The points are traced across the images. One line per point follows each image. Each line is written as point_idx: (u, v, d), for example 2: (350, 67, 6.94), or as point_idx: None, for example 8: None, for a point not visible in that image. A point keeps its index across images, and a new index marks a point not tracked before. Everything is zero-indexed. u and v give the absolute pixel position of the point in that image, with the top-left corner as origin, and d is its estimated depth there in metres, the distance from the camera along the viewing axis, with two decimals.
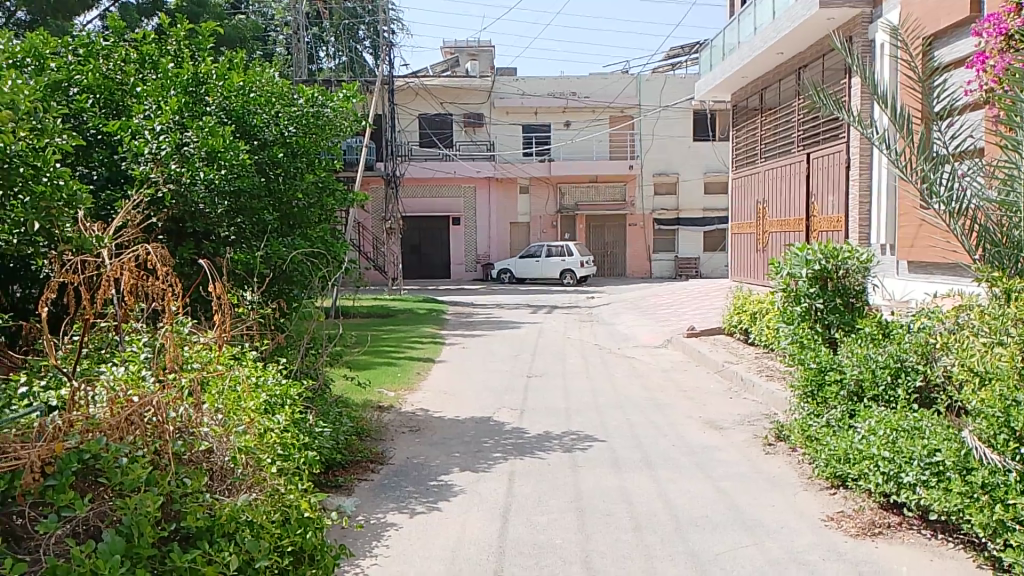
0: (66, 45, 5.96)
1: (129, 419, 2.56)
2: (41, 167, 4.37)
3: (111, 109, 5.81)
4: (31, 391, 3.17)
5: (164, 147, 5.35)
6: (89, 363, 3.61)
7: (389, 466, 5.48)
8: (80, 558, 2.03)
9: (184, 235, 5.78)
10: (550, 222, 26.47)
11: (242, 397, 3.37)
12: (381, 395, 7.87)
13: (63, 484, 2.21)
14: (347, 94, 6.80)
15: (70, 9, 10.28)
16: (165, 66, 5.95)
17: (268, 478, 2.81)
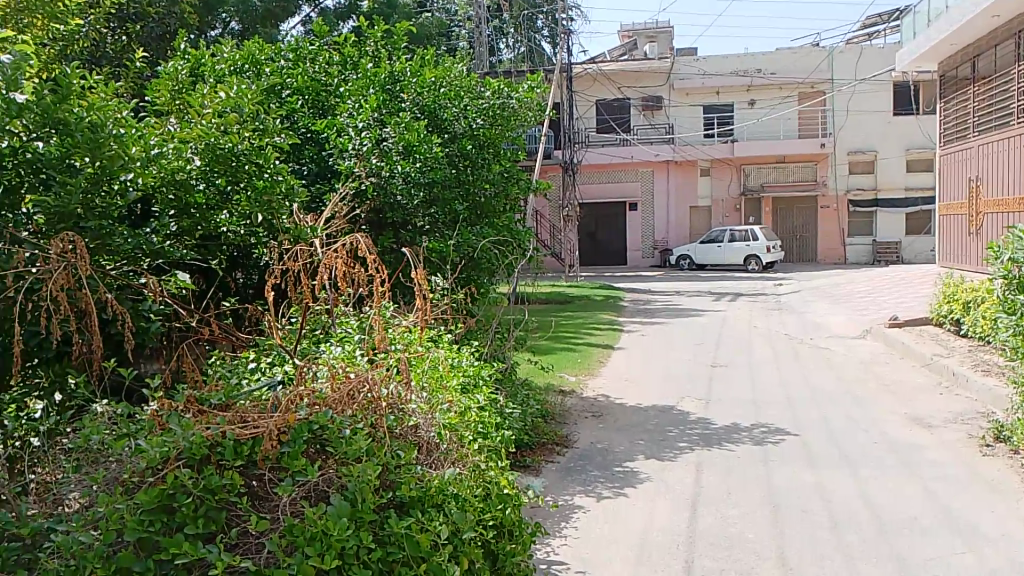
0: (278, 51, 6.50)
1: (349, 394, 2.80)
2: (263, 164, 4.80)
3: (318, 109, 6.27)
4: (260, 367, 3.52)
5: (365, 143, 5.71)
6: (308, 344, 3.95)
7: (573, 450, 5.57)
8: (313, 519, 2.25)
9: (383, 226, 6.11)
10: (733, 206, 25.54)
11: (443, 376, 3.56)
12: (563, 380, 8.00)
13: (296, 451, 2.45)
14: (532, 85, 6.94)
15: (277, 18, 11.20)
16: (365, 66, 6.34)
17: (470, 454, 2.96)
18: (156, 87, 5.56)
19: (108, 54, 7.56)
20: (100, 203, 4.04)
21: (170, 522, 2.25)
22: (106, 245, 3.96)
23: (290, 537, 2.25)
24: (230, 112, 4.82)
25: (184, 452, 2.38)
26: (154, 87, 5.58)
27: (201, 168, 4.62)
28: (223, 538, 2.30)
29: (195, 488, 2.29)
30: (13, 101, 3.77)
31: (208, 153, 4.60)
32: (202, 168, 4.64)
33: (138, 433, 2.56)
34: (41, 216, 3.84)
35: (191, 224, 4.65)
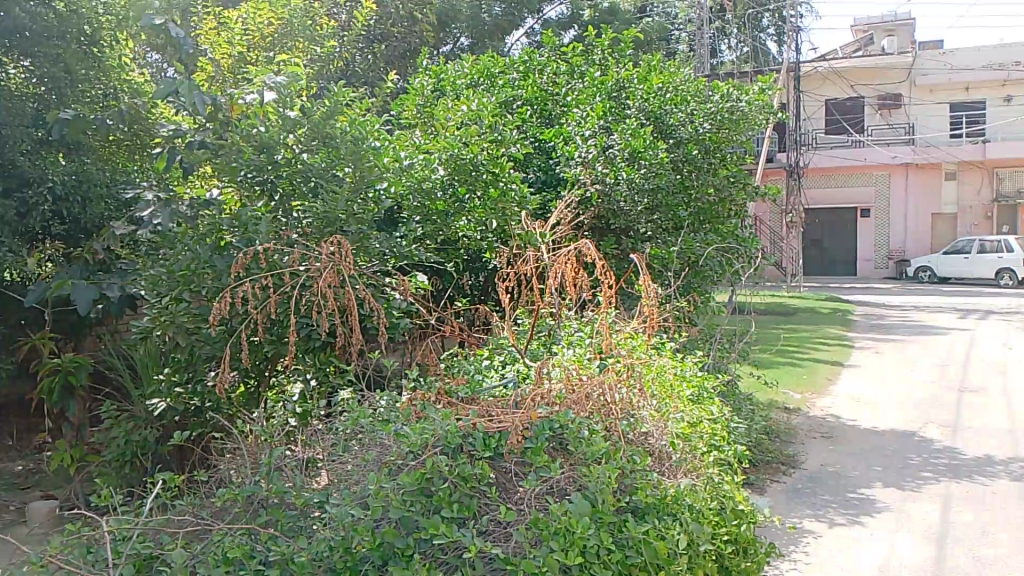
0: (510, 62, 6.72)
1: (587, 394, 2.87)
2: (498, 173, 4.94)
3: (546, 119, 6.42)
4: (493, 364, 3.66)
5: (591, 151, 5.79)
6: (538, 345, 4.03)
7: (803, 471, 5.29)
8: (557, 515, 2.36)
9: (606, 232, 6.07)
10: (983, 213, 23.22)
11: (674, 384, 3.53)
12: (787, 397, 7.64)
13: (539, 447, 2.59)
14: (763, 87, 6.74)
15: (503, 31, 11.60)
16: (592, 75, 6.41)
17: (703, 466, 2.96)
18: (403, 103, 6.01)
19: (357, 73, 8.24)
20: (361, 208, 4.43)
21: (428, 505, 2.43)
22: (364, 248, 4.23)
23: (536, 529, 2.37)
24: (472, 123, 5.20)
25: (441, 440, 2.59)
26: (402, 102, 6.03)
27: (445, 177, 4.94)
28: (475, 523, 2.45)
29: (449, 474, 2.47)
30: (291, 119, 4.42)
31: (452, 163, 4.92)
32: (446, 178, 4.95)
33: (398, 421, 2.82)
34: (314, 221, 4.24)
35: (434, 230, 4.87)
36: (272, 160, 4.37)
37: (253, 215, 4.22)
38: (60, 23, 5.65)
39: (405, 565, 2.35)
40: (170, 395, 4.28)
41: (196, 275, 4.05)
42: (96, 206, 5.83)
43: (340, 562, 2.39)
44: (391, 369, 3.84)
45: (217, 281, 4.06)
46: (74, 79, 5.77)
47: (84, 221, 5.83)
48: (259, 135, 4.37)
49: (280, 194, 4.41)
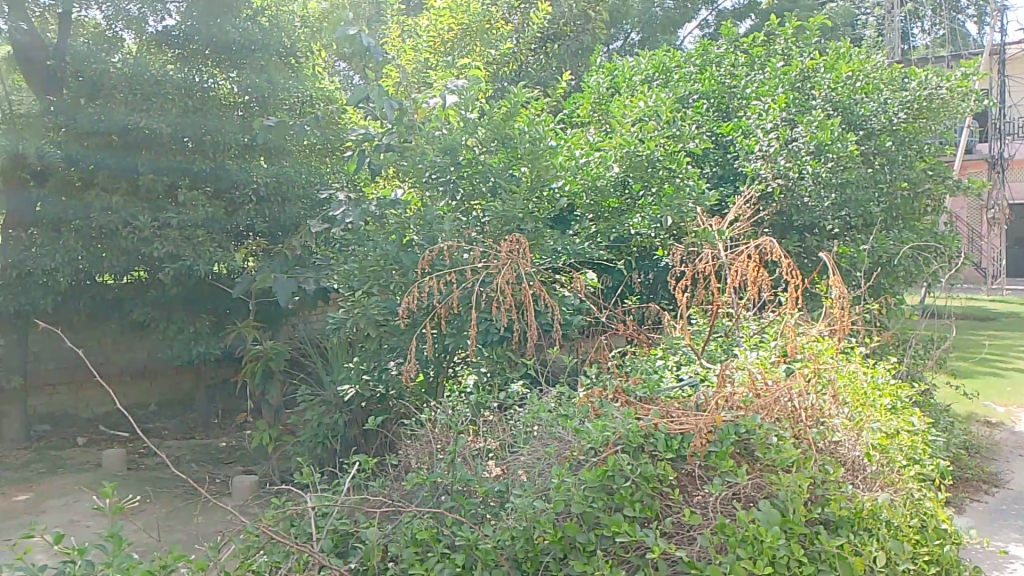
0: (687, 56, 6.51)
1: (775, 399, 2.76)
2: (675, 170, 4.81)
3: (722, 112, 6.19)
4: (669, 364, 3.58)
5: (772, 144, 5.53)
6: (715, 346, 3.88)
7: (1009, 492, 4.82)
8: (744, 523, 2.32)
9: (788, 229, 5.78)
10: None
11: (871, 392, 3.32)
12: (988, 409, 7.01)
13: (723, 452, 2.53)
14: (967, 72, 6.23)
15: (676, 23, 11.35)
16: (774, 65, 6.08)
17: (901, 481, 2.81)
18: (577, 101, 6.00)
19: (530, 73, 8.34)
20: (536, 207, 4.56)
21: (610, 502, 2.45)
22: (540, 246, 4.27)
23: (722, 535, 2.34)
24: (650, 119, 5.08)
25: (622, 439, 2.58)
26: (576, 101, 6.02)
27: (620, 174, 4.83)
28: (658, 525, 2.44)
29: (632, 474, 2.46)
30: (471, 122, 4.57)
31: (627, 160, 4.79)
32: (619, 175, 4.85)
33: (578, 417, 2.86)
34: (493, 220, 4.30)
35: (607, 227, 4.77)
36: (455, 161, 4.51)
37: (437, 216, 4.39)
38: (264, 35, 6.21)
39: (587, 561, 2.37)
40: (358, 382, 4.53)
41: (385, 272, 4.36)
42: (295, 206, 6.29)
43: (521, 553, 2.44)
44: (567, 366, 3.87)
45: (403, 276, 4.32)
46: (274, 89, 6.21)
47: (284, 219, 6.28)
48: (442, 138, 4.56)
49: (462, 194, 4.54)
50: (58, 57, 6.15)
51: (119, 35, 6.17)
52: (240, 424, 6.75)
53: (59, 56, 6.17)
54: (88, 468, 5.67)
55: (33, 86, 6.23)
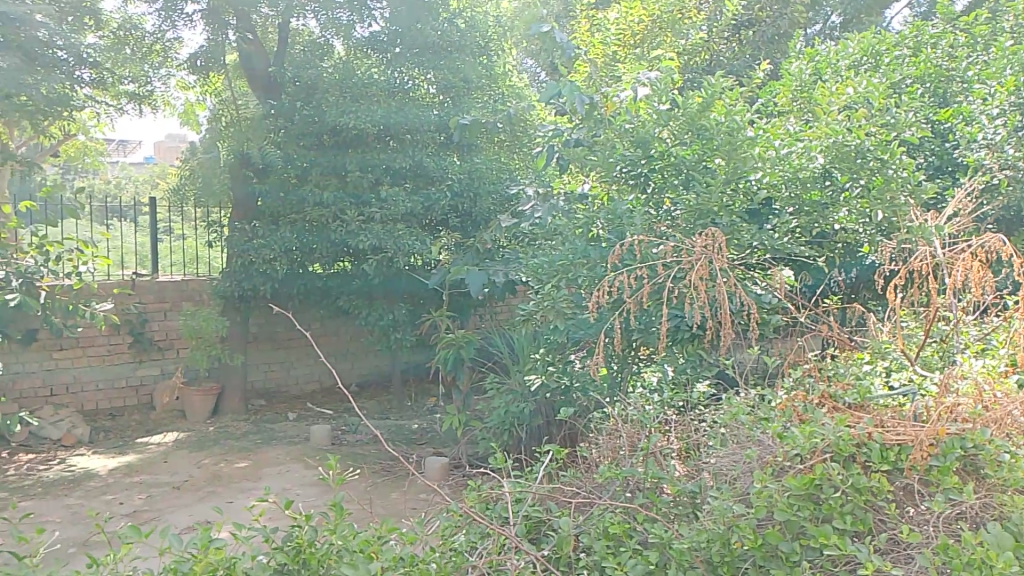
0: (899, 38, 6.04)
1: (1007, 414, 2.52)
2: (887, 160, 4.45)
3: (940, 98, 5.63)
4: (879, 371, 3.36)
5: (999, 132, 5.05)
6: (932, 351, 3.56)
7: None
8: (972, 545, 2.10)
9: (1016, 226, 5.25)
10: None
11: None
12: None
13: (948, 467, 2.35)
14: None
15: (883, 3, 10.52)
16: (1001, 45, 5.53)
17: None
18: (775, 89, 5.63)
19: (723, 61, 8.04)
20: (732, 200, 4.33)
21: (817, 513, 2.34)
22: (737, 240, 4.12)
23: (944, 557, 2.14)
24: (858, 105, 4.84)
25: (831, 447, 2.46)
26: (775, 88, 5.66)
27: (823, 166, 4.58)
28: (871, 540, 2.30)
29: (843, 484, 2.34)
30: (664, 114, 4.48)
31: (834, 151, 4.53)
32: (824, 166, 4.59)
33: (780, 420, 2.75)
34: (685, 213, 4.25)
35: (808, 221, 4.54)
36: (647, 155, 4.44)
37: (627, 210, 4.33)
38: (461, 37, 6.48)
39: (791, 571, 2.28)
40: (544, 373, 4.69)
41: (574, 266, 4.34)
42: (486, 201, 6.58)
43: (717, 556, 2.37)
44: (764, 367, 3.69)
45: (591, 271, 4.28)
46: (470, 89, 6.55)
47: (475, 213, 6.60)
48: (634, 131, 4.52)
49: (653, 187, 4.46)
50: (278, 63, 6.67)
51: (330, 42, 6.56)
52: (431, 408, 7.08)
53: (279, 63, 6.69)
54: (297, 441, 6.18)
55: (257, 88, 6.74)
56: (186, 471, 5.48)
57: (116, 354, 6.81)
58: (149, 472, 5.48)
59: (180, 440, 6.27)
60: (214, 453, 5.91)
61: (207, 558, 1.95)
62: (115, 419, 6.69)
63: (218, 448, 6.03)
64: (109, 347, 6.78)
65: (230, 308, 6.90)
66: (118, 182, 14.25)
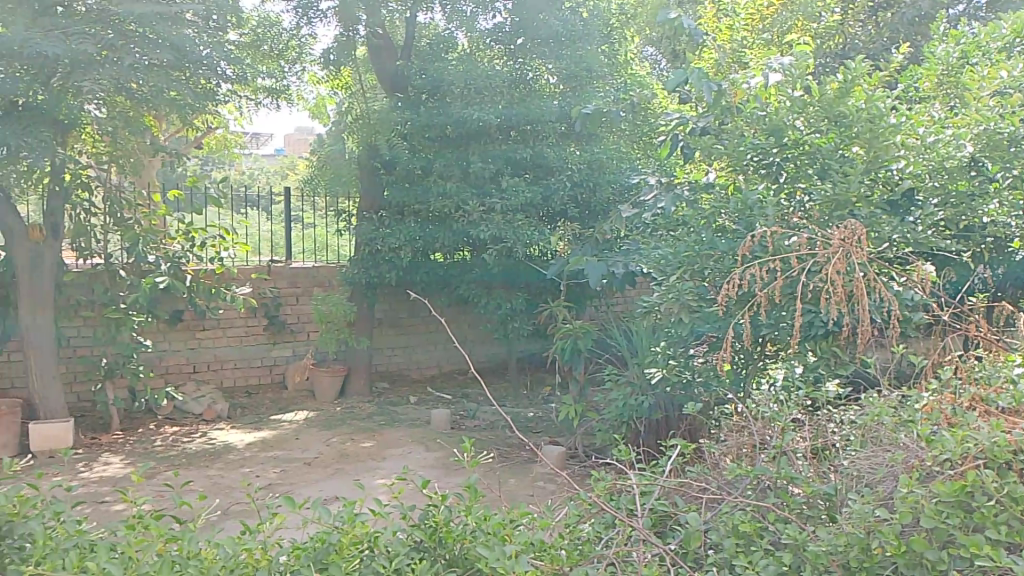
0: None
1: None
2: None
3: None
4: None
5: None
6: None
7: None
8: None
9: None
10: None
11: None
12: None
13: None
14: None
15: None
16: None
17: None
18: (915, 73, 5.20)
19: (858, 46, 7.68)
20: (869, 189, 4.22)
21: (968, 522, 2.22)
22: (876, 233, 3.94)
23: None
24: (1013, 90, 4.52)
25: (985, 454, 2.33)
26: (915, 73, 5.21)
27: (973, 155, 4.30)
28: None
29: (998, 493, 2.22)
30: (800, 100, 4.31)
31: (984, 139, 4.29)
32: (974, 154, 4.32)
33: (928, 423, 2.64)
34: (820, 204, 4.12)
35: (955, 214, 4.25)
36: (779, 142, 4.28)
37: (758, 199, 4.17)
38: (584, 26, 6.46)
39: None
40: (665, 366, 4.54)
41: (701, 257, 4.24)
42: (606, 191, 6.51)
43: (855, 561, 2.28)
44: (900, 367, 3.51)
45: (720, 263, 4.20)
46: (591, 79, 6.49)
47: (595, 204, 6.55)
48: (767, 119, 4.36)
49: (786, 177, 4.31)
50: (406, 57, 6.86)
51: (453, 34, 6.70)
52: (547, 397, 7.12)
53: (406, 57, 6.89)
54: (419, 424, 6.36)
55: (385, 82, 6.91)
56: (316, 448, 5.76)
57: (252, 335, 7.20)
58: (282, 448, 5.79)
59: (309, 419, 6.58)
60: (341, 432, 6.17)
61: (352, 531, 2.05)
62: (250, 397, 7.09)
63: (345, 427, 6.29)
64: (247, 328, 7.18)
65: (357, 295, 7.18)
66: (249, 173, 14.99)
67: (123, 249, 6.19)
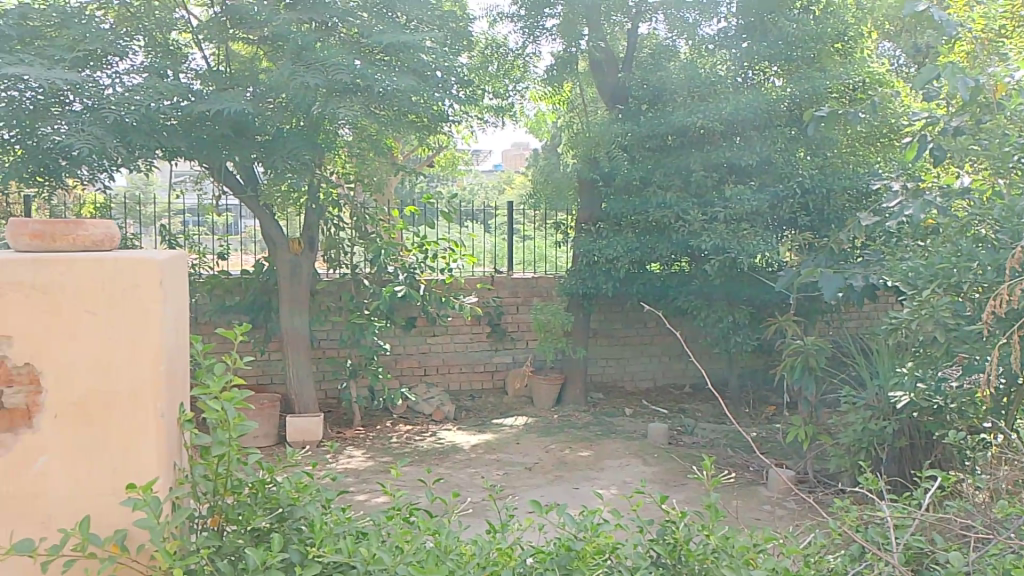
0: None
1: None
2: None
3: None
4: None
5: None
6: None
7: None
8: None
9: None
10: None
11: None
12: None
13: None
14: None
15: None
16: None
17: None
18: None
19: None
20: None
21: None
22: None
23: None
24: None
25: None
26: None
27: None
28: None
29: None
30: None
31: None
32: None
33: None
34: None
35: None
36: None
37: None
38: (818, 24, 6.15)
39: None
40: (913, 390, 4.19)
41: (959, 269, 3.83)
42: (840, 197, 6.21)
43: None
44: None
45: (984, 276, 3.74)
46: (826, 77, 6.12)
47: (829, 211, 6.23)
48: None
49: None
50: (627, 69, 6.94)
51: (675, 43, 6.69)
52: (770, 416, 6.81)
53: (628, 69, 6.96)
54: (636, 436, 6.34)
55: (605, 96, 7.04)
56: (536, 454, 5.91)
57: (476, 342, 7.55)
58: (505, 451, 6.01)
59: (529, 425, 6.78)
60: (560, 439, 6.30)
61: (594, 541, 2.09)
62: (474, 400, 7.44)
63: (564, 435, 6.41)
64: (471, 335, 7.54)
65: (575, 304, 7.29)
66: (470, 188, 15.74)
67: (367, 261, 6.77)
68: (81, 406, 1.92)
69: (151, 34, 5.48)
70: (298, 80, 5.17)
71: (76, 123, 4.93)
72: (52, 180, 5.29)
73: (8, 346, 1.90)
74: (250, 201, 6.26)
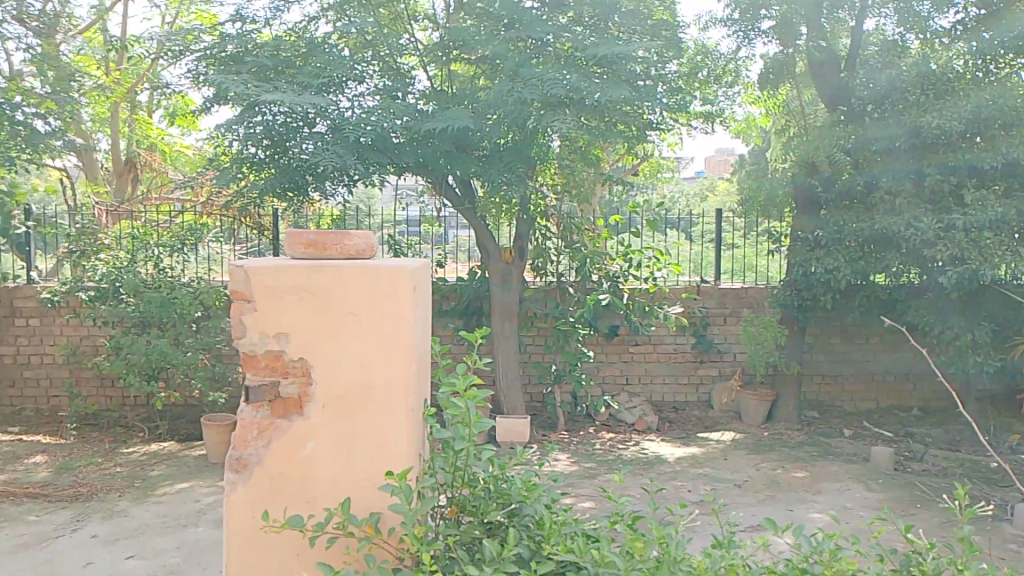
0: None
1: None
2: None
3: None
4: None
5: None
6: None
7: None
8: None
9: None
10: None
11: None
12: None
13: None
14: None
15: None
16: None
17: None
18: None
19: None
20: None
21: None
22: None
23: None
24: None
25: None
26: None
27: None
28: None
29: None
30: None
31: None
32: None
33: None
34: None
35: None
36: None
37: None
38: None
39: None
40: None
41: None
42: None
43: None
44: None
45: None
46: None
47: None
48: None
49: None
50: (851, 68, 6.52)
51: (905, 39, 6.25)
52: (1015, 445, 6.14)
53: (852, 69, 6.55)
54: (856, 459, 5.95)
55: (826, 96, 6.64)
56: (746, 471, 5.72)
57: (681, 353, 7.40)
58: (712, 466, 5.87)
59: (737, 441, 6.58)
60: (771, 458, 6.05)
61: (831, 565, 2.03)
62: (677, 412, 7.33)
63: (775, 453, 6.15)
64: (677, 346, 7.39)
65: (788, 316, 6.95)
66: (672, 194, 15.47)
67: (573, 269, 6.94)
68: (344, 398, 2.14)
69: (385, 59, 5.92)
70: (516, 96, 5.40)
71: (321, 142, 5.48)
72: (300, 195, 5.88)
73: (286, 342, 2.14)
74: (467, 213, 6.59)
